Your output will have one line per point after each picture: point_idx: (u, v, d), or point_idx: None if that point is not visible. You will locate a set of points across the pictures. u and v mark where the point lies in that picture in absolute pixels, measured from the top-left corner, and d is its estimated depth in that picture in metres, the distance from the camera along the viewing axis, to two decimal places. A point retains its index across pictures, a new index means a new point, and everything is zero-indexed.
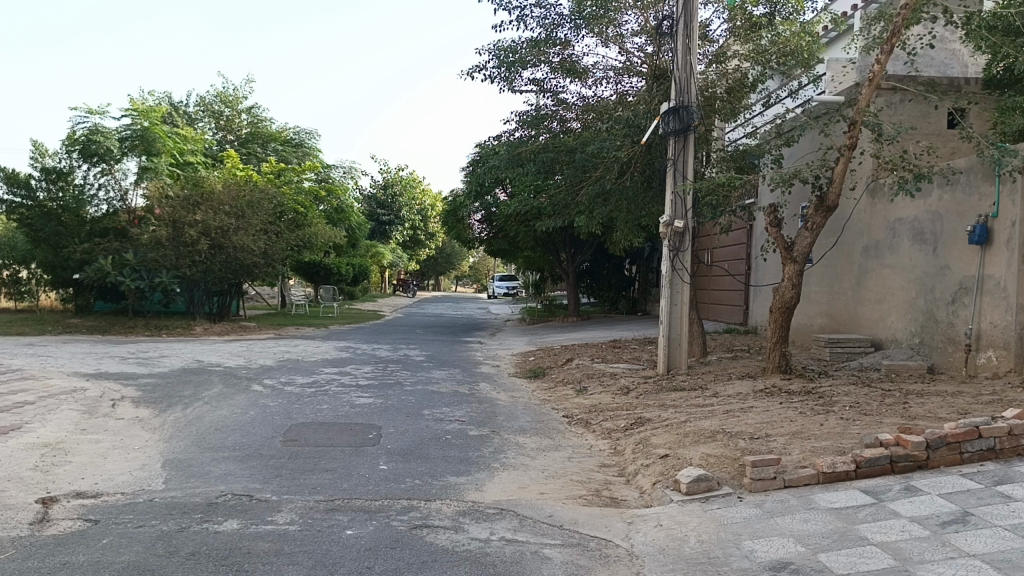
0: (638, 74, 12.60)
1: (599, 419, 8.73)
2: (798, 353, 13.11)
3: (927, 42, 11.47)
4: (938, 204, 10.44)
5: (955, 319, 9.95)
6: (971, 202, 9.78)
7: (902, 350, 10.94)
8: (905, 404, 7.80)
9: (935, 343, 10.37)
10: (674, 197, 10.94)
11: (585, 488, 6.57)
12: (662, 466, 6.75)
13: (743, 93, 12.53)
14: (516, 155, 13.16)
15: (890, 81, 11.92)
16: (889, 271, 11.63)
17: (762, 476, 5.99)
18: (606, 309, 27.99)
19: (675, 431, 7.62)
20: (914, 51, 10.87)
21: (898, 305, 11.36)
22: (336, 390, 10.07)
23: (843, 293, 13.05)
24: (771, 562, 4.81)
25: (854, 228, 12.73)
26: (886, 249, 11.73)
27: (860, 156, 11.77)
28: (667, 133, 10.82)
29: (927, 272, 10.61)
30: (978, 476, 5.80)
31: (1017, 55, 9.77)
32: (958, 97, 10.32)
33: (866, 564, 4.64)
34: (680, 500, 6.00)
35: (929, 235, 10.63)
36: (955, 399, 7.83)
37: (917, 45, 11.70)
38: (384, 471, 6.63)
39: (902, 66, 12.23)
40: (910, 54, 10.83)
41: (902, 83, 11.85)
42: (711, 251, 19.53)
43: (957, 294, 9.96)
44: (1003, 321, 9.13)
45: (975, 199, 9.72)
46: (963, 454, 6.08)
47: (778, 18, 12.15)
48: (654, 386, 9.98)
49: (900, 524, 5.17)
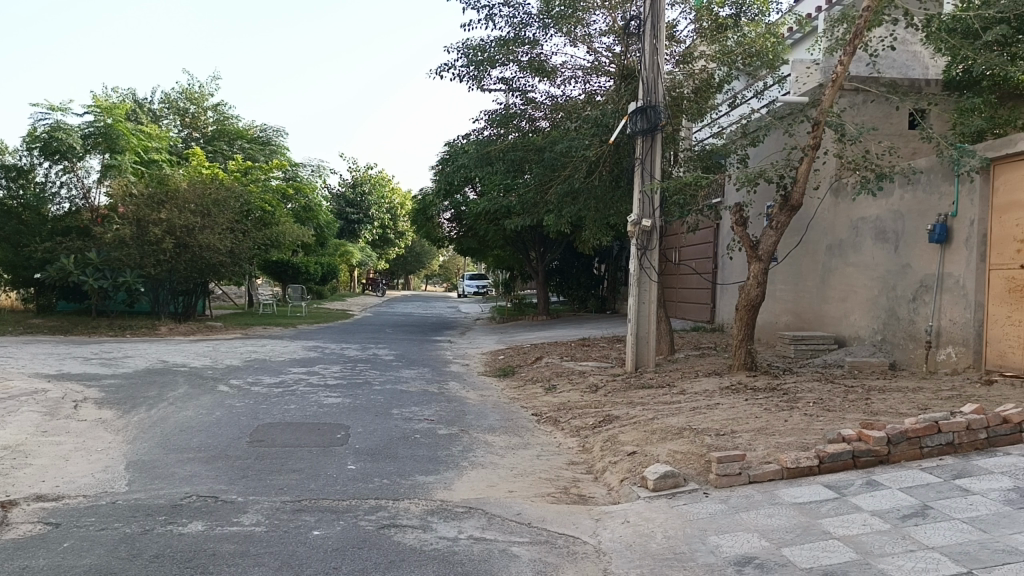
0: (607, 74, 12.64)
1: (567, 417, 8.76)
2: (764, 351, 13.25)
3: (889, 44, 11.67)
4: (900, 203, 10.62)
5: (916, 316, 10.13)
6: (932, 201, 9.96)
7: (865, 347, 11.12)
8: (867, 400, 7.93)
9: (896, 340, 10.56)
10: (642, 196, 10.99)
11: (553, 485, 6.59)
12: (630, 462, 6.80)
13: (709, 94, 12.65)
14: (484, 154, 13.17)
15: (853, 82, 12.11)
16: (852, 269, 11.82)
17: (728, 472, 6.06)
18: (575, 308, 28.12)
19: (642, 428, 7.67)
20: (877, 53, 11.05)
21: (860, 303, 11.55)
22: (303, 390, 10.00)
23: (808, 292, 13.22)
24: (735, 557, 4.87)
25: (818, 227, 12.91)
26: (849, 247, 11.91)
27: (824, 155, 11.93)
28: (635, 132, 10.88)
29: (889, 270, 10.80)
30: (937, 470, 5.91)
31: (975, 57, 9.98)
32: (919, 98, 10.52)
33: (828, 558, 4.72)
34: (647, 497, 6.04)
35: (891, 234, 10.82)
36: (915, 395, 7.98)
37: (879, 47, 11.91)
38: (351, 471, 6.60)
39: (865, 68, 12.44)
40: (873, 56, 11.00)
41: (865, 84, 12.05)
42: (678, 250, 19.71)
43: (918, 292, 10.14)
44: (962, 318, 9.32)
45: (935, 199, 9.91)
46: (923, 449, 6.19)
47: (744, 19, 12.38)
48: (622, 384, 10.05)
49: (861, 518, 5.26)
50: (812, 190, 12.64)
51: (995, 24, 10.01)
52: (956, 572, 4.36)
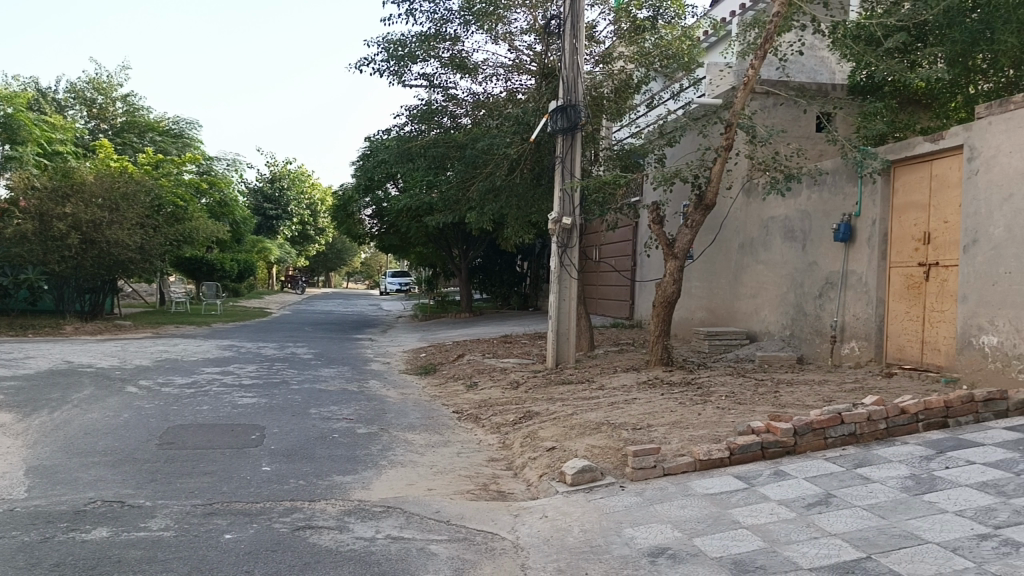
0: (528, 72, 12.69)
1: (488, 414, 8.79)
2: (679, 346, 13.55)
3: (797, 50, 12.10)
4: (806, 203, 11.03)
5: (822, 312, 10.54)
6: (836, 202, 10.38)
7: (773, 341, 11.51)
8: (776, 392, 8.21)
9: (803, 335, 10.97)
10: (562, 193, 11.07)
11: (472, 482, 6.60)
12: (549, 458, 6.87)
13: (628, 94, 12.87)
14: (405, 149, 13.09)
15: (763, 86, 12.49)
16: (762, 267, 12.21)
17: (643, 465, 6.18)
18: (497, 305, 28.23)
19: (561, 424, 7.75)
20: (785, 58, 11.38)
21: (770, 300, 11.95)
22: (217, 390, 9.74)
23: (721, 288, 13.59)
24: (649, 548, 4.97)
25: (731, 225, 13.29)
26: (760, 245, 12.29)
27: (737, 156, 12.29)
28: (555, 131, 10.97)
29: (796, 268, 11.21)
30: (840, 460, 6.16)
31: (877, 64, 10.41)
32: (824, 103, 10.97)
33: (737, 547, 4.86)
34: (565, 491, 6.11)
35: (798, 233, 11.23)
36: (821, 387, 8.30)
37: (788, 52, 12.33)
38: (266, 472, 6.46)
39: (774, 72, 12.87)
40: (782, 60, 11.33)
41: (775, 87, 12.46)
42: (598, 248, 19.99)
43: (823, 288, 10.56)
44: (864, 313, 9.76)
45: (839, 199, 10.33)
46: (827, 439, 6.44)
47: (662, 22, 12.57)
48: (543, 380, 10.14)
49: (769, 507, 5.43)
50: (725, 189, 13.00)
51: (894, 33, 10.48)
52: (856, 557, 4.57)
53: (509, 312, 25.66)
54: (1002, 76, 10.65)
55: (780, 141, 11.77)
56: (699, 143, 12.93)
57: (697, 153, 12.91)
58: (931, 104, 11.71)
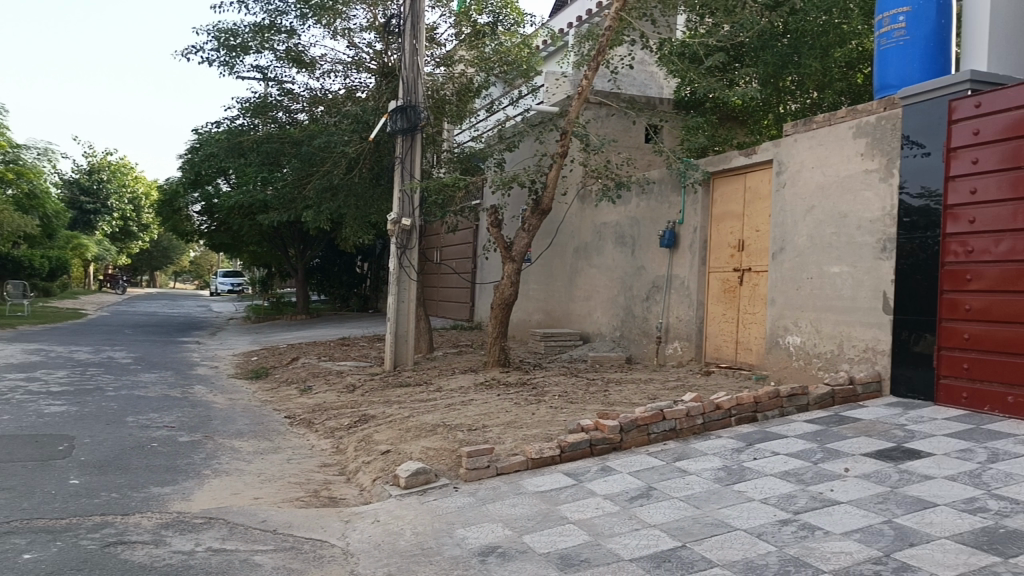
0: (368, 70, 12.50)
1: (322, 418, 8.57)
2: (517, 347, 13.81)
3: (627, 63, 12.67)
4: (635, 210, 11.57)
5: (649, 314, 11.09)
6: (662, 209, 10.95)
7: (604, 342, 11.99)
8: (605, 391, 8.54)
9: (632, 336, 11.50)
10: (401, 194, 10.98)
11: (302, 489, 6.41)
12: (383, 461, 6.78)
13: (469, 98, 12.99)
14: (237, 144, 12.60)
15: (597, 97, 12.96)
16: (595, 271, 12.68)
17: (477, 465, 6.24)
18: (336, 306, 27.66)
19: (397, 426, 7.69)
20: (617, 71, 11.79)
21: (602, 302, 12.43)
22: (19, 398, 8.90)
23: (557, 291, 13.99)
24: (479, 548, 5.02)
25: (566, 230, 13.72)
26: (592, 250, 12.77)
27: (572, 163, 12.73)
28: (395, 131, 10.89)
29: (625, 272, 11.74)
30: (662, 454, 6.50)
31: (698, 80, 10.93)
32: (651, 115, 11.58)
33: (564, 541, 5.01)
34: (398, 495, 6.06)
35: (628, 238, 11.76)
36: (647, 386, 8.72)
37: (619, 65, 12.94)
38: (73, 486, 5.97)
39: (607, 83, 13.35)
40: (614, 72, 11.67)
41: (608, 98, 13.00)
42: (438, 250, 20.05)
43: (650, 292, 11.11)
44: (686, 315, 10.35)
45: (665, 207, 10.90)
46: (650, 435, 6.77)
47: (501, 28, 12.90)
48: (380, 383, 10.01)
49: (594, 502, 5.64)
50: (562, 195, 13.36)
51: (714, 52, 11.18)
52: (672, 547, 4.83)
53: (348, 314, 25.23)
54: (809, 97, 12.26)
55: (612, 150, 12.28)
56: (536, 149, 13.25)
57: (534, 159, 13.21)
58: (747, 122, 12.76)
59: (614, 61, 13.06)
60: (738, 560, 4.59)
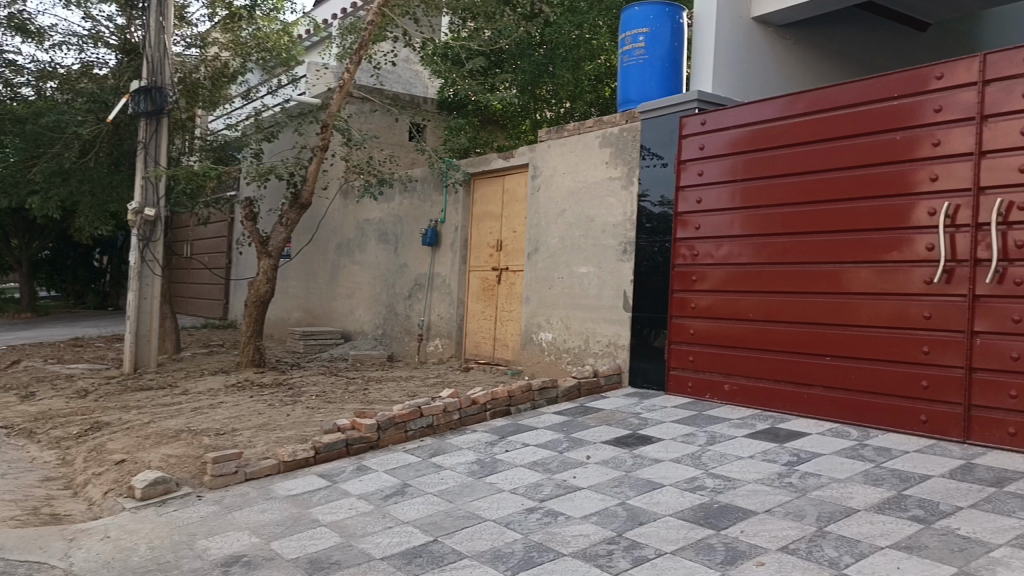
0: (107, 46, 11.42)
1: (45, 427, 7.66)
2: (274, 347, 13.32)
3: (390, 60, 12.69)
4: (398, 208, 11.64)
5: (410, 312, 11.21)
6: (424, 208, 11.11)
7: (366, 340, 11.93)
8: (365, 390, 8.46)
9: (393, 334, 11.54)
10: (145, 182, 10.12)
11: (16, 507, 5.68)
12: (116, 472, 6.20)
13: (223, 84, 12.23)
14: None
15: (359, 91, 12.93)
16: (357, 268, 12.56)
17: (223, 471, 5.90)
18: (68, 304, 24.98)
19: (134, 434, 7.07)
20: (380, 65, 12.12)
21: (363, 299, 12.36)
22: None
23: (317, 288, 13.67)
24: (223, 558, 4.74)
25: (328, 226, 13.47)
26: (355, 247, 12.66)
27: (333, 157, 12.58)
28: (138, 113, 10.05)
29: (388, 270, 11.78)
30: (418, 450, 6.55)
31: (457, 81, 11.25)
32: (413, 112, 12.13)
33: (314, 545, 4.87)
34: (132, 507, 5.57)
35: (390, 236, 11.79)
36: (407, 383, 8.77)
37: (382, 62, 13.02)
38: None
39: (370, 79, 13.37)
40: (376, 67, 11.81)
41: (370, 94, 13.01)
42: (188, 244, 18.78)
43: (412, 289, 11.23)
44: (447, 313, 10.58)
45: (427, 206, 11.06)
46: (407, 432, 6.80)
47: (259, 13, 12.25)
48: (118, 387, 9.16)
49: (348, 503, 5.54)
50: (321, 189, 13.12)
51: (475, 55, 11.43)
52: (423, 542, 4.87)
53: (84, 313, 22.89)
54: (561, 107, 12.82)
55: (374, 147, 12.25)
56: (297, 142, 12.95)
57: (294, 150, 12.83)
58: (506, 125, 13.42)
59: (377, 56, 13.17)
60: (486, 550, 4.72)
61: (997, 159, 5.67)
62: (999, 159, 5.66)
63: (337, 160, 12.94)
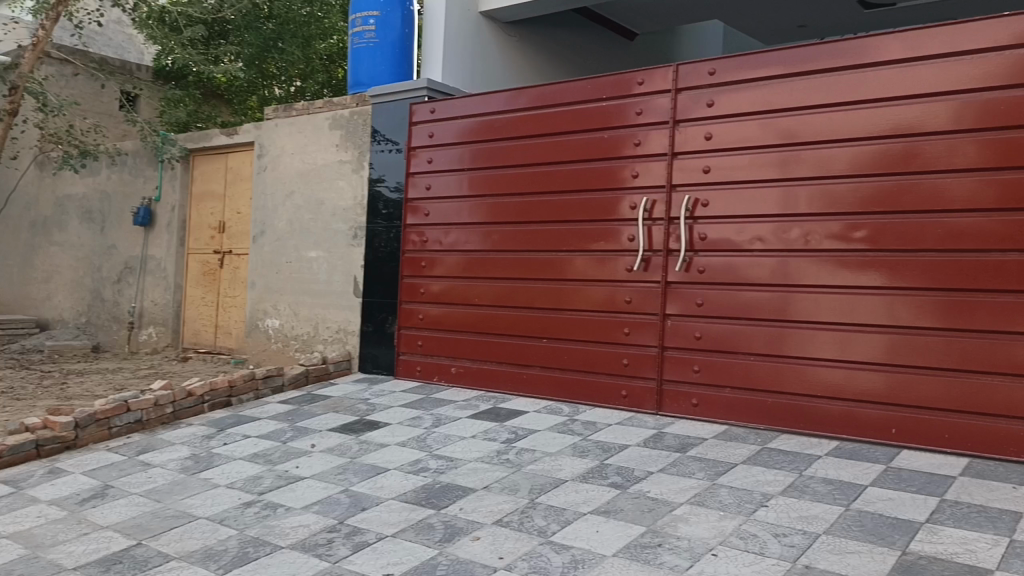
0: None
1: None
2: None
3: (96, 21, 11.81)
4: (106, 183, 10.83)
5: (121, 297, 10.64)
6: (136, 184, 10.47)
7: (67, 329, 11.10)
8: (63, 385, 7.65)
9: (100, 322, 10.88)
10: None
11: None
12: None
13: None
14: None
15: (59, 52, 11.75)
16: (56, 249, 11.52)
17: None
18: None
19: None
20: (83, 25, 11.04)
21: (63, 284, 11.40)
22: None
23: (6, 270, 12.27)
24: None
25: (19, 200, 12.10)
26: (53, 225, 11.54)
27: (27, 124, 11.31)
28: None
29: (93, 251, 10.96)
30: (124, 448, 6.03)
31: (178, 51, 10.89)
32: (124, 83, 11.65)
33: None
34: None
35: (96, 215, 11.00)
36: (115, 376, 8.09)
37: (86, 21, 11.85)
38: None
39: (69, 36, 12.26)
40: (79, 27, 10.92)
41: (72, 56, 11.84)
42: None
43: (122, 274, 10.62)
44: (162, 299, 10.16)
45: (139, 182, 10.43)
46: (111, 429, 6.25)
47: None
48: None
49: (36, 510, 4.94)
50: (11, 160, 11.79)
51: (195, 26, 11.07)
52: (125, 547, 4.47)
53: None
54: (291, 86, 12.88)
55: (77, 116, 11.25)
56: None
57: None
58: (230, 100, 12.69)
59: (80, 15, 11.97)
60: (197, 549, 4.45)
61: (686, 161, 6.52)
62: (687, 160, 6.51)
63: (31, 127, 11.67)
